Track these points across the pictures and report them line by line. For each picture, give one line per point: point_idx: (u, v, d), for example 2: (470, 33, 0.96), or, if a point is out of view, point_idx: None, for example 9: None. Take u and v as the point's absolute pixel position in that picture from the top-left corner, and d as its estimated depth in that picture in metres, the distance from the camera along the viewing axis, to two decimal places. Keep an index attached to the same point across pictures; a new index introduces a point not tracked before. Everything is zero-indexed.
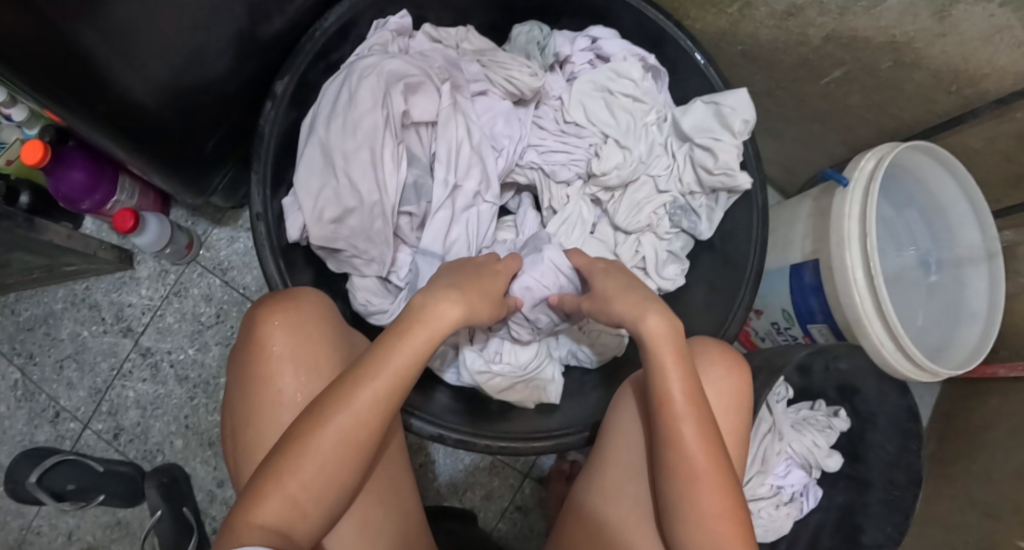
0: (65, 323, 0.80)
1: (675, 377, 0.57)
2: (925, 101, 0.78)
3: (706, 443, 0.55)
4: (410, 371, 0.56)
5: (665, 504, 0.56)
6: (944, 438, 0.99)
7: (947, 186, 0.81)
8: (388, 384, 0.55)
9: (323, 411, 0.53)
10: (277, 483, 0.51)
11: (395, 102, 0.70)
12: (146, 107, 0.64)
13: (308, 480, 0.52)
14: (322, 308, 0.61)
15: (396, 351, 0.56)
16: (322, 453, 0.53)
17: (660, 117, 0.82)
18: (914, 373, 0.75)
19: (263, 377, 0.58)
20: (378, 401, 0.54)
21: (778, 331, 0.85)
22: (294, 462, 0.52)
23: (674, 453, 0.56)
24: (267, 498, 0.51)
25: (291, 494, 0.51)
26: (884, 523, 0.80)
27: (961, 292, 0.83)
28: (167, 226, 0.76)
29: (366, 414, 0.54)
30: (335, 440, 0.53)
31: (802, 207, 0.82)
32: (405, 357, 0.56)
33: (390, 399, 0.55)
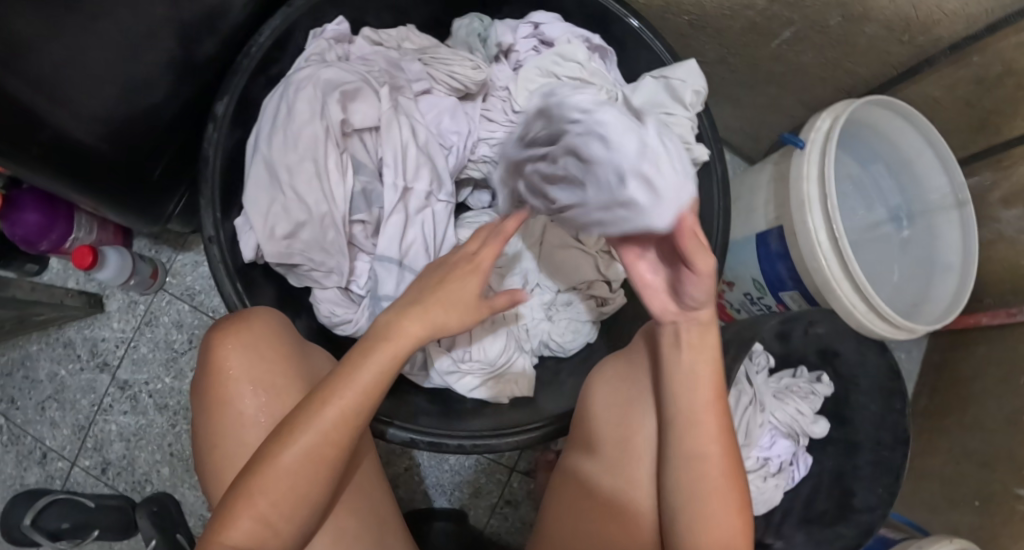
0: (42, 363, 0.80)
1: (704, 368, 0.57)
2: (880, 54, 0.76)
3: (722, 436, 0.56)
4: (381, 386, 0.54)
5: (667, 495, 0.57)
6: (932, 391, 0.98)
7: (910, 138, 0.79)
8: (358, 400, 0.53)
9: (294, 430, 0.52)
10: (246, 502, 0.51)
11: (332, 111, 0.71)
12: (83, 143, 0.63)
13: (276, 499, 0.51)
14: (274, 325, 0.63)
15: (364, 366, 0.54)
16: (290, 472, 0.51)
17: (613, 95, 0.80)
18: (891, 331, 0.73)
19: (226, 395, 0.60)
20: (350, 417, 0.53)
21: (752, 301, 0.84)
22: (261, 482, 0.51)
23: (685, 445, 0.56)
24: (236, 518, 0.50)
25: (261, 514, 0.51)
26: (875, 485, 0.79)
27: (933, 243, 0.82)
28: (127, 257, 0.76)
29: (335, 430, 0.52)
30: (305, 458, 0.52)
31: (763, 173, 0.80)
32: (375, 371, 0.54)
33: (360, 414, 0.54)
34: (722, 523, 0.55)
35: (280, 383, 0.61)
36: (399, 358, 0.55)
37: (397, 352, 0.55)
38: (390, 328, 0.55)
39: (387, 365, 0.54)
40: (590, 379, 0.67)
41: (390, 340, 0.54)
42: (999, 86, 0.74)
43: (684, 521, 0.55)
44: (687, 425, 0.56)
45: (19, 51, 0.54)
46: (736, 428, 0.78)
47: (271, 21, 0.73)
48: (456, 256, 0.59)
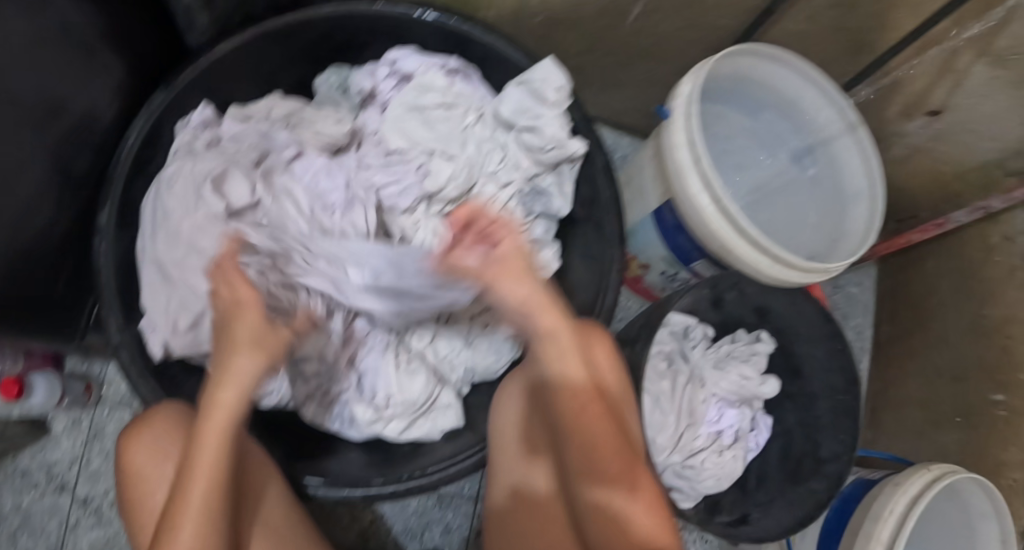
0: (4, 497, 0.82)
1: (576, 370, 0.60)
2: (733, 4, 0.74)
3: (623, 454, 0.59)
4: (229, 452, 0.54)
5: (582, 502, 0.61)
6: (892, 317, 0.95)
7: (789, 78, 0.77)
8: (211, 478, 0.53)
9: (175, 516, 0.52)
10: None
11: (205, 201, 0.72)
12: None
13: None
14: (177, 417, 0.63)
15: (206, 435, 0.53)
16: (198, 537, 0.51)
17: (479, 113, 0.82)
18: (803, 275, 0.71)
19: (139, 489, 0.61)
20: (214, 494, 0.53)
21: (670, 278, 0.83)
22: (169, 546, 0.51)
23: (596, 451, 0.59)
24: None
25: None
26: (838, 431, 0.76)
27: (839, 175, 0.79)
28: (55, 378, 0.78)
29: (205, 510, 0.52)
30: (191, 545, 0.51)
31: (647, 150, 0.79)
32: (216, 443, 0.53)
33: (222, 489, 0.53)
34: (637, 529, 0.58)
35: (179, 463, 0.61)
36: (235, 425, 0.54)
37: (229, 409, 0.54)
38: (211, 397, 0.54)
39: (224, 433, 0.54)
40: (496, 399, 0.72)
41: (219, 393, 0.54)
42: (857, 5, 0.71)
43: (594, 524, 0.60)
44: (580, 435, 0.59)
45: None
46: (681, 410, 0.77)
47: (134, 123, 0.74)
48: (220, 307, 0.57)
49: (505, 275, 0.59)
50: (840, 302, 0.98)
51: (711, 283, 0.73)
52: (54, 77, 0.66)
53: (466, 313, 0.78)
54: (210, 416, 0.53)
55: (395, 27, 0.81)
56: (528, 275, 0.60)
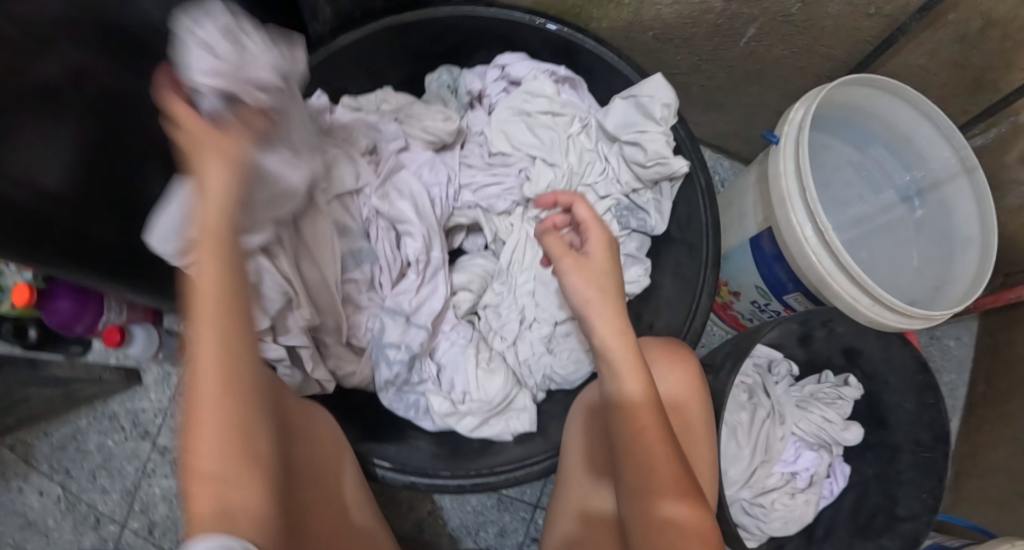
0: (92, 435, 0.87)
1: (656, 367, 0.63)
2: (849, 32, 0.72)
3: (666, 441, 0.55)
4: (232, 416, 0.44)
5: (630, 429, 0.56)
6: (988, 377, 0.89)
7: (904, 115, 0.75)
8: (222, 345, 0.44)
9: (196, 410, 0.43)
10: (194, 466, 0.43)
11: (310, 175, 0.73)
12: None
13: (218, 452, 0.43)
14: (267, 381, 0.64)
15: (200, 355, 0.43)
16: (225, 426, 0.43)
17: (584, 124, 0.83)
18: (904, 321, 0.68)
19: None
20: (227, 402, 0.43)
21: (761, 308, 0.81)
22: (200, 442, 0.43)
23: (635, 453, 0.56)
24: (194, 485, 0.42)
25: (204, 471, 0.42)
26: (918, 491, 0.72)
27: (949, 219, 0.76)
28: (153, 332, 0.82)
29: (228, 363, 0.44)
30: (218, 421, 0.43)
31: (750, 176, 0.78)
32: (214, 398, 0.43)
33: (242, 453, 0.44)
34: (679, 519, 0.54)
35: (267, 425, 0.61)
36: (237, 382, 0.44)
37: (229, 346, 0.44)
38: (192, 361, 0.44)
39: (234, 389, 0.44)
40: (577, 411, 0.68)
41: (203, 328, 0.43)
42: (984, 41, 0.68)
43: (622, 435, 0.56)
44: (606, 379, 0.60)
45: None
46: (758, 444, 0.74)
47: None
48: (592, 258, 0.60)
49: (580, 273, 0.59)
50: (935, 355, 0.93)
51: (800, 320, 0.70)
52: None
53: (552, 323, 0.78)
54: (199, 391, 0.43)
55: (508, 31, 0.83)
56: (615, 298, 0.59)
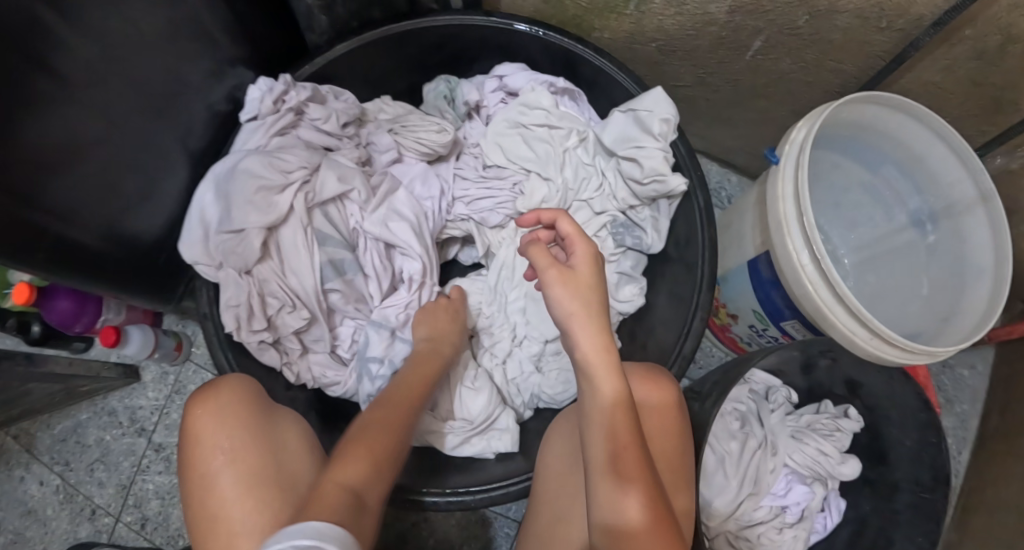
0: (91, 429, 0.89)
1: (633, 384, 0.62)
2: (860, 46, 0.69)
3: (638, 459, 0.53)
4: (387, 460, 0.56)
5: (602, 429, 0.55)
6: (1001, 412, 0.84)
7: (916, 134, 0.71)
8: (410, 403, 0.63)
9: (369, 428, 0.57)
10: (351, 458, 0.54)
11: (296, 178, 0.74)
12: (83, 244, 0.67)
13: (373, 460, 0.55)
14: (248, 389, 0.66)
15: (390, 413, 0.60)
16: (374, 452, 0.55)
17: (581, 137, 0.80)
18: (904, 356, 0.64)
19: (196, 462, 0.61)
20: (392, 438, 0.58)
21: (758, 333, 0.78)
22: (355, 450, 0.55)
23: (603, 470, 0.53)
24: (347, 465, 0.53)
25: (370, 458, 0.54)
26: (915, 532, 0.69)
27: (962, 246, 0.72)
28: (149, 333, 0.84)
29: (393, 430, 0.58)
30: (377, 445, 0.56)
31: (749, 196, 0.75)
32: (378, 440, 0.56)
33: (384, 473, 0.55)
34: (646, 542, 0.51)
35: (250, 432, 0.62)
36: (401, 432, 0.59)
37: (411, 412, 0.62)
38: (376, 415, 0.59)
39: (393, 439, 0.57)
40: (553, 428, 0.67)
41: (400, 402, 0.62)
42: (1002, 59, 0.64)
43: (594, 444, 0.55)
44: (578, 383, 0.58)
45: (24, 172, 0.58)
46: (746, 475, 0.71)
47: (250, 94, 0.76)
48: (568, 272, 0.59)
49: (561, 283, 0.58)
50: (946, 384, 0.89)
51: (804, 345, 0.68)
52: (187, 52, 0.71)
53: (542, 341, 0.77)
54: (372, 433, 0.57)
55: (508, 40, 0.81)
56: (589, 290, 0.58)
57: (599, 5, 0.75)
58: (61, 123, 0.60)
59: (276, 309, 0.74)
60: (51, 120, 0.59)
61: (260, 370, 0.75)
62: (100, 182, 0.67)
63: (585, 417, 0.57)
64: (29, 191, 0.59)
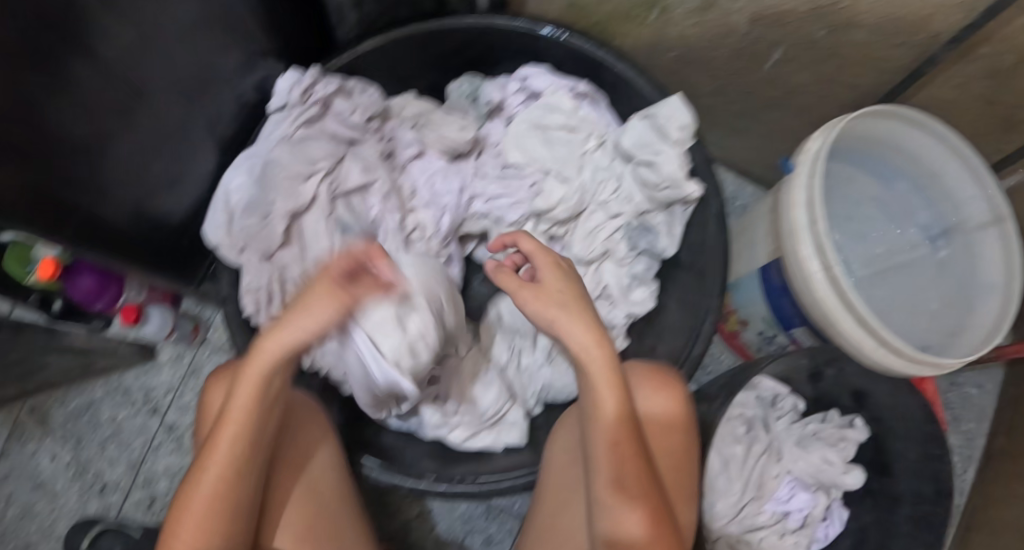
0: (104, 408, 0.90)
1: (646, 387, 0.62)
2: (877, 61, 0.70)
3: (639, 471, 0.55)
4: (228, 499, 0.55)
5: (606, 437, 0.56)
6: (1009, 434, 0.83)
7: (932, 149, 0.71)
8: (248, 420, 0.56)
9: (200, 465, 0.55)
10: (177, 518, 0.54)
11: (320, 168, 0.77)
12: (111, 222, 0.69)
13: (200, 514, 0.54)
14: None
15: (219, 436, 0.55)
16: (214, 503, 0.54)
17: (600, 140, 0.83)
18: (911, 368, 0.65)
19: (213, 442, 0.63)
20: (226, 483, 0.54)
21: (766, 340, 0.79)
22: (185, 509, 0.54)
23: (606, 481, 0.55)
24: (179, 528, 0.54)
25: (193, 523, 0.54)
26: (917, 544, 0.69)
27: (973, 262, 0.72)
28: (168, 315, 0.86)
29: (230, 460, 0.55)
30: (209, 496, 0.54)
31: (763, 204, 0.76)
32: (210, 488, 0.54)
33: (229, 527, 0.54)
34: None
35: None
36: (242, 459, 0.55)
37: (252, 416, 0.56)
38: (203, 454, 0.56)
39: (236, 472, 0.55)
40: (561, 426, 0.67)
41: (227, 421, 0.55)
42: (1016, 78, 0.65)
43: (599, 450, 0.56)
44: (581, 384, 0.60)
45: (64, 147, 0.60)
46: (749, 482, 0.72)
47: (278, 85, 0.78)
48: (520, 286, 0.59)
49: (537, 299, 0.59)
50: (954, 402, 0.89)
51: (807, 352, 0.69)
52: (219, 41, 0.74)
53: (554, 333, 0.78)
54: (198, 482, 0.55)
55: (531, 44, 0.83)
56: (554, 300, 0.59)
57: (621, 12, 0.77)
58: (94, 107, 0.62)
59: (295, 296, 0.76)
60: (92, 99, 0.61)
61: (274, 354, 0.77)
62: (124, 162, 0.68)
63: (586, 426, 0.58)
64: (66, 167, 0.61)
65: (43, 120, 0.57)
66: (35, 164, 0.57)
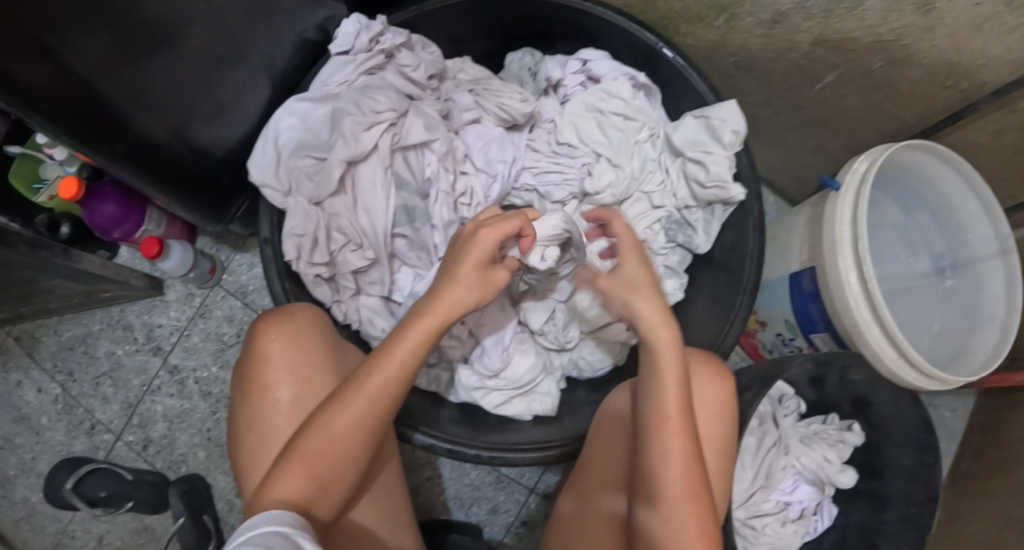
0: (102, 342, 0.86)
1: (705, 381, 0.65)
2: (923, 99, 0.75)
3: (691, 462, 0.55)
4: (350, 452, 0.53)
5: (660, 434, 0.56)
6: (976, 456, 0.92)
7: (956, 186, 0.78)
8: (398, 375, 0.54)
9: (332, 411, 0.53)
10: (300, 462, 0.52)
11: (385, 118, 0.76)
12: (151, 138, 0.66)
13: (327, 458, 0.52)
14: (313, 321, 0.64)
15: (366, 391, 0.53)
16: (335, 448, 0.52)
17: (652, 133, 0.85)
18: (922, 381, 0.71)
19: (260, 390, 0.61)
20: (353, 434, 0.53)
21: (784, 342, 0.85)
22: (311, 447, 0.52)
23: (657, 466, 0.55)
24: (291, 474, 0.51)
25: (314, 472, 0.52)
26: (901, 543, 0.75)
27: (978, 294, 0.79)
28: (190, 252, 0.81)
29: (369, 413, 0.53)
30: (338, 442, 0.52)
31: (802, 214, 0.82)
32: (335, 436, 0.52)
33: (339, 474, 0.53)
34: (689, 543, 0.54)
35: (314, 365, 0.62)
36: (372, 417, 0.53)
37: (393, 381, 0.54)
38: (332, 402, 0.53)
39: (363, 429, 0.53)
40: (602, 413, 0.69)
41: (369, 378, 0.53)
42: None
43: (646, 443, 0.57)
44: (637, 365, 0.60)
45: (110, 45, 0.56)
46: (756, 469, 0.78)
47: (343, 27, 0.76)
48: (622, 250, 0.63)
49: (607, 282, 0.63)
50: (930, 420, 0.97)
51: (823, 360, 0.71)
52: None
53: (586, 310, 0.80)
54: (324, 426, 0.52)
55: (596, 28, 0.84)
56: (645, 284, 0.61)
57: (691, 12, 0.79)
58: (160, 17, 0.60)
59: (340, 246, 0.75)
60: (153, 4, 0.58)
61: (310, 301, 0.76)
62: (187, 88, 0.67)
63: (638, 417, 0.58)
64: (107, 66, 0.58)
65: (95, 11, 0.53)
66: (73, 52, 0.54)
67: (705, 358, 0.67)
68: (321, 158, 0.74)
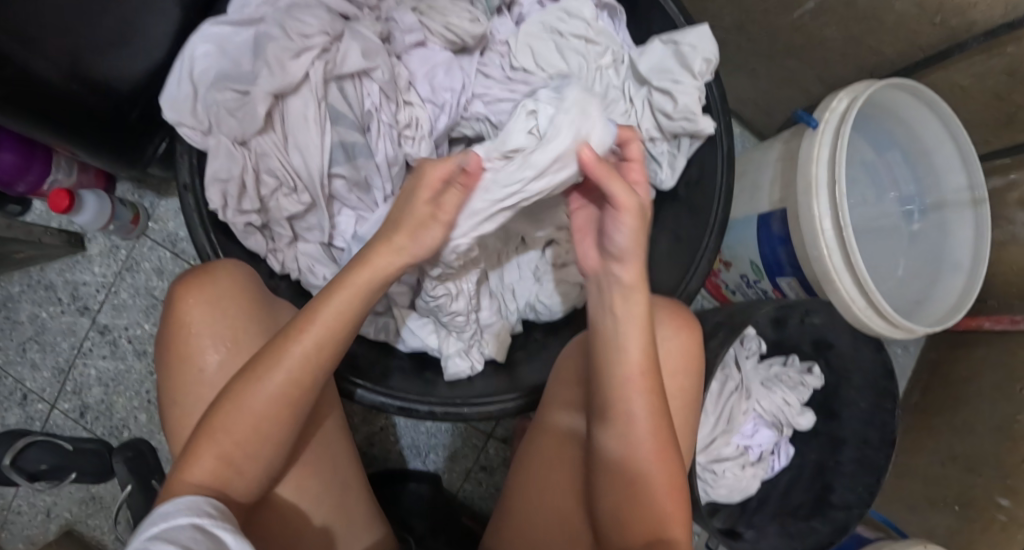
0: (24, 305, 0.81)
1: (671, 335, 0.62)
2: (908, 33, 0.70)
3: (656, 420, 0.54)
4: (265, 439, 0.50)
5: (631, 400, 0.54)
6: (923, 390, 0.94)
7: (933, 130, 0.75)
8: (323, 333, 0.50)
9: (252, 383, 0.49)
10: (209, 443, 0.48)
11: (315, 42, 0.66)
12: (43, 81, 0.57)
13: (240, 437, 0.49)
14: (237, 278, 0.58)
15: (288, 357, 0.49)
16: (254, 421, 0.49)
17: (616, 59, 0.78)
18: (889, 330, 0.70)
19: (185, 357, 0.56)
20: (273, 405, 0.49)
21: (748, 283, 0.84)
22: (224, 425, 0.48)
23: (626, 431, 0.54)
24: (199, 458, 0.48)
25: (224, 453, 0.48)
26: (856, 483, 0.77)
27: (944, 241, 0.78)
28: (105, 202, 0.73)
29: (292, 381, 0.49)
30: (257, 419, 0.49)
31: (772, 151, 0.78)
32: (249, 424, 0.49)
33: (260, 453, 0.50)
34: (658, 500, 0.54)
35: (235, 329, 0.56)
36: (290, 404, 0.50)
37: (322, 353, 0.50)
38: (249, 378, 0.49)
39: (287, 404, 0.50)
40: (565, 355, 0.66)
41: (292, 347, 0.49)
42: None
43: (614, 407, 0.55)
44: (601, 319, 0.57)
45: None
46: (719, 414, 0.78)
47: None
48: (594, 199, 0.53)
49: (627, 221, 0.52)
50: None
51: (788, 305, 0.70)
52: None
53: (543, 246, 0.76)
54: (229, 416, 0.48)
55: None
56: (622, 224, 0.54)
57: None
58: None
59: (271, 191, 0.69)
60: None
61: (243, 254, 0.70)
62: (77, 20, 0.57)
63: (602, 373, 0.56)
64: None
65: None
66: None
67: (675, 309, 0.63)
68: (244, 91, 0.66)
